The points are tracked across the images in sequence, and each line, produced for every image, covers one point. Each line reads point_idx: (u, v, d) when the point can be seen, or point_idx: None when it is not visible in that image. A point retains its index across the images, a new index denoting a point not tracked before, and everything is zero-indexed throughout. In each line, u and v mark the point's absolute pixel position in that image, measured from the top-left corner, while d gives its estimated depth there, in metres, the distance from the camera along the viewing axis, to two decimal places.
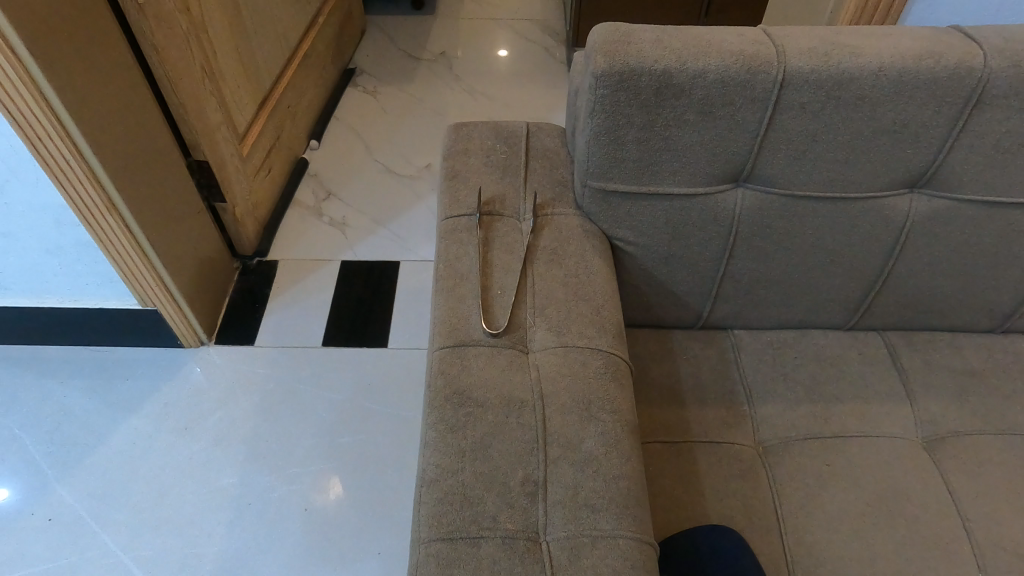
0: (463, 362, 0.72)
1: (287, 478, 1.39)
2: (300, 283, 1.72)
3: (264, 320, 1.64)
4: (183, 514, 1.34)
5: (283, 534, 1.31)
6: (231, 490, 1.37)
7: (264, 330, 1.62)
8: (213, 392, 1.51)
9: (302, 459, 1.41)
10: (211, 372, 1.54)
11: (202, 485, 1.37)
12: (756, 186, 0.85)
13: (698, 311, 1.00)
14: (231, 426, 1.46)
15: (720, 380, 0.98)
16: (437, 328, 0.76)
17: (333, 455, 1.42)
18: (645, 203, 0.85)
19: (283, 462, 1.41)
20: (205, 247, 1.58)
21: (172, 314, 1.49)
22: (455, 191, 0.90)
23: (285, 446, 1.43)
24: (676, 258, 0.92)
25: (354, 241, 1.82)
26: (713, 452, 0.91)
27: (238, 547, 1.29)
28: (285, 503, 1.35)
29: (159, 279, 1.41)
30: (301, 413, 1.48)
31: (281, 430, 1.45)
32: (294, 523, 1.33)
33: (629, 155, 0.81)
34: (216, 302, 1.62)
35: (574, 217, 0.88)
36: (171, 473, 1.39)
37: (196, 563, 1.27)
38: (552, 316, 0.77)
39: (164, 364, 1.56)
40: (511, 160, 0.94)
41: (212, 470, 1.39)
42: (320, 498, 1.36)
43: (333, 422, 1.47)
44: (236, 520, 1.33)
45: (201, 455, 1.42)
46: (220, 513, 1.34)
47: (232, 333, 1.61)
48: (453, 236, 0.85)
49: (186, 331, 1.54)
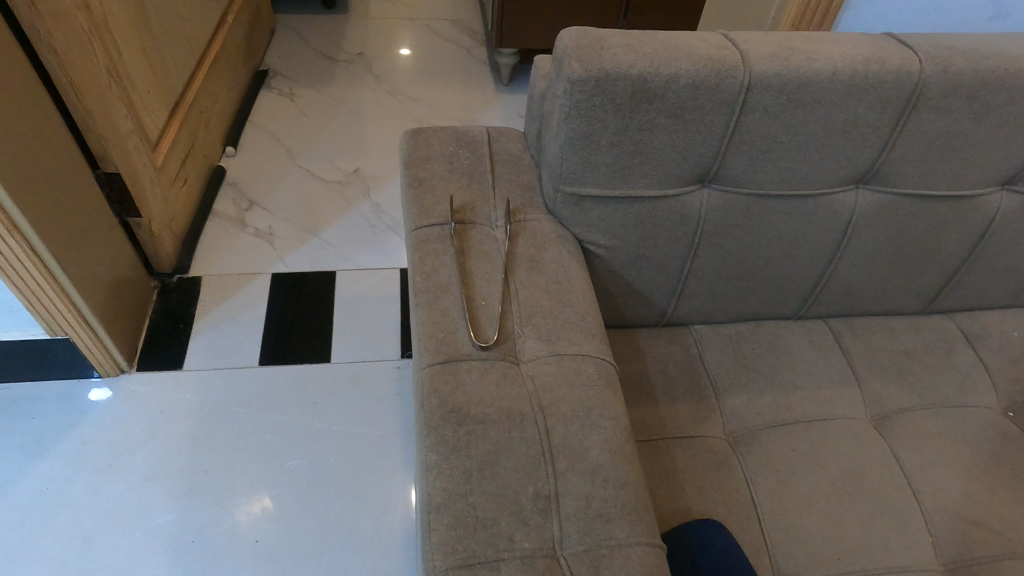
0: (457, 378, 0.70)
1: (233, 510, 1.30)
2: (228, 300, 1.61)
3: (192, 341, 1.52)
4: (117, 561, 1.22)
5: (232, 570, 1.23)
6: (169, 528, 1.26)
7: (192, 353, 1.50)
8: (139, 424, 1.38)
9: (247, 488, 1.33)
10: (135, 402, 1.41)
11: (136, 527, 1.26)
12: (719, 186, 0.88)
13: (663, 309, 1.02)
14: (162, 459, 1.34)
15: (687, 375, 1.00)
16: (424, 343, 0.73)
17: (281, 482, 1.34)
18: (617, 206, 0.86)
19: (226, 493, 1.32)
20: (121, 265, 1.45)
21: (88, 342, 1.35)
22: (423, 200, 0.87)
23: (226, 476, 1.34)
24: (645, 259, 0.93)
25: (284, 252, 1.72)
26: (689, 446, 0.93)
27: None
28: (231, 537, 1.26)
29: (71, 305, 1.28)
30: (242, 438, 1.39)
31: (220, 458, 1.36)
32: (243, 557, 1.24)
33: (603, 159, 0.81)
34: (135, 324, 1.49)
35: (547, 222, 0.87)
36: (98, 516, 1.26)
37: None
38: (539, 325, 0.76)
39: (79, 396, 1.42)
40: (476, 166, 0.92)
41: (145, 509, 1.28)
42: (270, 528, 1.28)
43: (278, 445, 1.39)
44: (179, 561, 1.23)
45: (131, 494, 1.30)
46: (159, 555, 1.23)
47: (156, 357, 1.48)
48: (428, 247, 0.82)
49: (103, 358, 1.40)
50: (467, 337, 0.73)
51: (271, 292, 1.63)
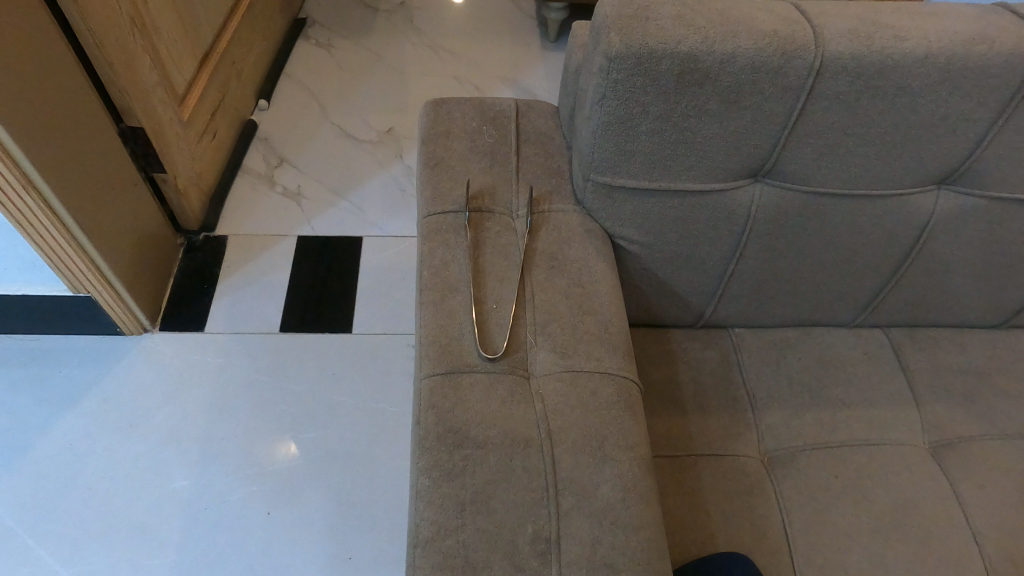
0: (459, 395, 0.63)
1: (247, 480, 1.28)
2: (253, 262, 1.57)
3: (215, 303, 1.50)
4: (132, 523, 1.22)
5: (244, 542, 1.22)
6: (184, 494, 1.26)
7: (215, 315, 1.48)
8: (160, 386, 1.37)
9: (263, 457, 1.31)
10: (157, 363, 1.40)
11: (153, 491, 1.25)
12: (775, 181, 0.76)
13: (700, 311, 0.92)
14: (181, 423, 1.33)
15: (722, 385, 0.91)
16: (425, 350, 0.66)
17: (296, 454, 1.32)
18: (654, 199, 0.76)
19: (241, 462, 1.30)
20: (145, 223, 1.41)
21: (110, 302, 1.34)
22: (438, 183, 0.79)
23: (242, 444, 1.32)
24: (683, 257, 0.83)
25: (311, 214, 1.67)
26: (719, 466, 0.84)
27: (196, 559, 1.19)
28: (244, 508, 1.25)
29: (88, 262, 1.25)
30: (259, 407, 1.37)
31: (237, 426, 1.34)
32: (255, 529, 1.23)
33: (641, 147, 0.71)
34: (159, 283, 1.47)
35: (573, 214, 0.78)
36: (115, 476, 1.26)
37: None
38: (555, 335, 0.68)
39: (100, 352, 1.40)
40: (499, 146, 0.83)
41: (162, 473, 1.27)
42: (283, 501, 1.26)
43: (295, 415, 1.36)
44: (192, 528, 1.22)
45: (149, 456, 1.29)
46: (173, 521, 1.23)
47: (178, 318, 1.46)
48: (439, 238, 0.74)
49: (125, 317, 1.38)
50: (474, 346, 0.66)
51: (296, 256, 1.59)
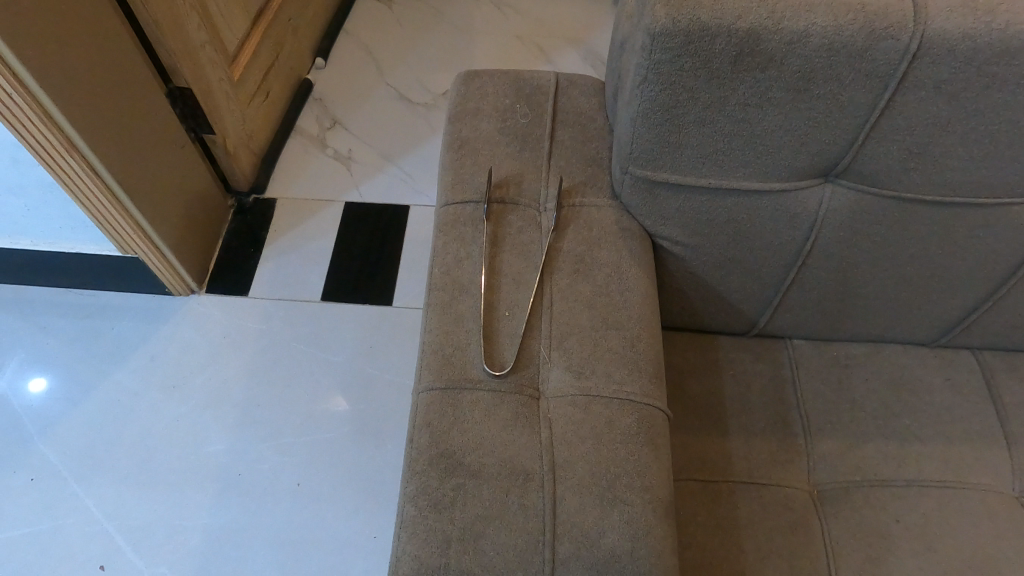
0: (457, 415, 0.57)
1: (280, 449, 1.28)
2: (300, 227, 1.55)
3: (260, 267, 1.49)
4: (170, 482, 1.24)
5: (273, 510, 1.22)
6: (220, 457, 1.27)
7: (259, 280, 1.47)
8: (203, 348, 1.38)
9: (297, 428, 1.30)
10: (202, 326, 1.41)
11: (191, 452, 1.27)
12: (851, 182, 0.64)
13: (754, 319, 0.82)
14: (221, 387, 1.34)
15: (771, 404, 0.81)
16: (427, 358, 0.60)
17: (329, 426, 1.31)
18: (702, 198, 0.66)
19: (276, 430, 1.30)
20: (194, 184, 1.40)
21: (156, 263, 1.34)
22: (460, 168, 0.71)
23: (278, 412, 1.32)
24: (734, 262, 0.73)
25: (360, 180, 1.63)
26: (759, 497, 0.75)
27: (227, 524, 1.21)
28: (276, 477, 1.25)
29: (132, 223, 1.24)
30: (296, 376, 1.36)
31: (274, 394, 1.34)
32: (284, 499, 1.23)
33: (688, 138, 0.61)
34: (207, 245, 1.47)
35: (607, 212, 0.69)
36: (157, 435, 1.28)
37: (182, 538, 1.19)
38: (572, 351, 0.61)
39: (149, 311, 1.42)
40: (532, 129, 0.74)
41: (200, 435, 1.29)
42: (314, 473, 1.26)
43: (330, 387, 1.35)
44: (225, 492, 1.23)
45: (189, 418, 1.31)
46: (208, 483, 1.24)
47: (224, 280, 1.47)
48: (454, 231, 0.67)
49: (172, 278, 1.39)
50: (479, 358, 0.60)
51: (342, 222, 1.56)
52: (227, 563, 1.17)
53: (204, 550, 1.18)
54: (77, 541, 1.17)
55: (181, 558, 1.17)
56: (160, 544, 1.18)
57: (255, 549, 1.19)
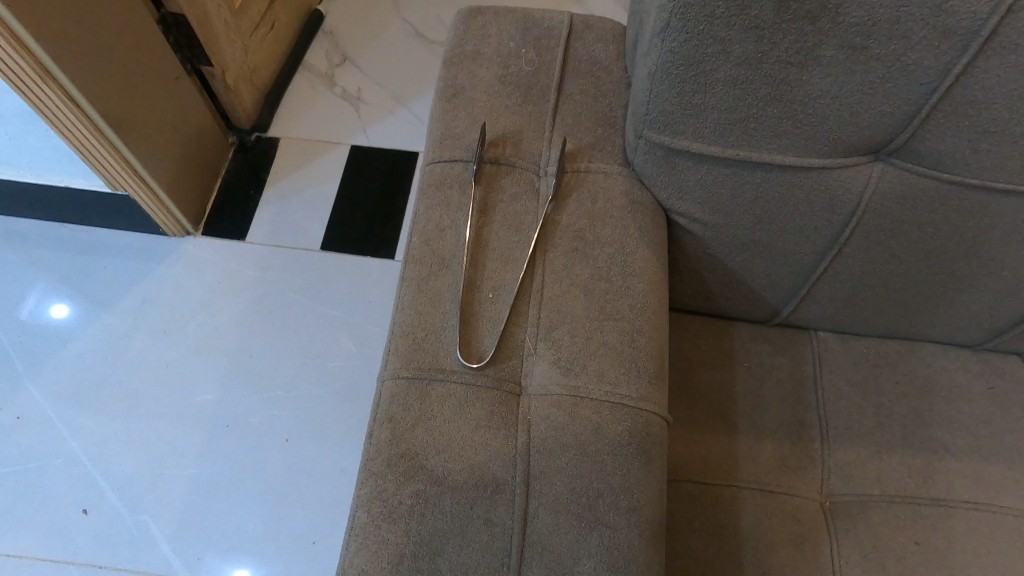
0: (423, 410, 0.50)
1: (270, 403, 1.24)
2: (303, 170, 1.47)
3: (259, 211, 1.42)
4: (157, 429, 1.20)
5: (259, 465, 1.18)
6: (208, 407, 1.23)
7: (258, 224, 1.40)
8: (197, 294, 1.33)
9: (288, 382, 1.26)
10: (196, 269, 1.35)
11: (179, 400, 1.23)
12: (905, 162, 0.54)
13: (776, 308, 0.73)
14: (213, 334, 1.29)
15: (787, 403, 0.73)
16: (395, 341, 0.53)
17: (320, 382, 1.26)
18: (726, 171, 0.57)
19: (267, 382, 1.25)
20: (189, 119, 1.31)
21: (148, 202, 1.27)
22: (451, 120, 0.62)
23: (270, 364, 1.27)
24: (759, 246, 0.64)
25: (368, 122, 1.54)
26: (764, 506, 0.68)
27: (213, 476, 1.17)
28: (264, 431, 1.21)
29: (118, 157, 1.16)
30: (290, 327, 1.30)
31: (267, 345, 1.29)
32: (271, 454, 1.19)
33: (714, 101, 0.51)
34: (205, 184, 1.40)
35: (616, 181, 0.60)
36: (146, 381, 1.24)
37: (166, 487, 1.16)
38: (562, 343, 0.53)
39: (142, 251, 1.36)
40: (538, 79, 0.65)
41: (189, 382, 1.25)
42: (303, 430, 1.22)
43: (325, 342, 1.29)
44: (213, 443, 1.20)
45: (179, 365, 1.26)
46: (195, 432, 1.21)
47: (221, 223, 1.40)
48: (439, 194, 0.59)
49: (166, 218, 1.33)
50: (454, 344, 0.52)
51: (346, 167, 1.47)
52: (211, 516, 1.14)
53: (188, 501, 1.15)
54: (62, 483, 1.15)
55: (165, 507, 1.14)
56: (145, 492, 1.15)
57: (239, 503, 1.15)
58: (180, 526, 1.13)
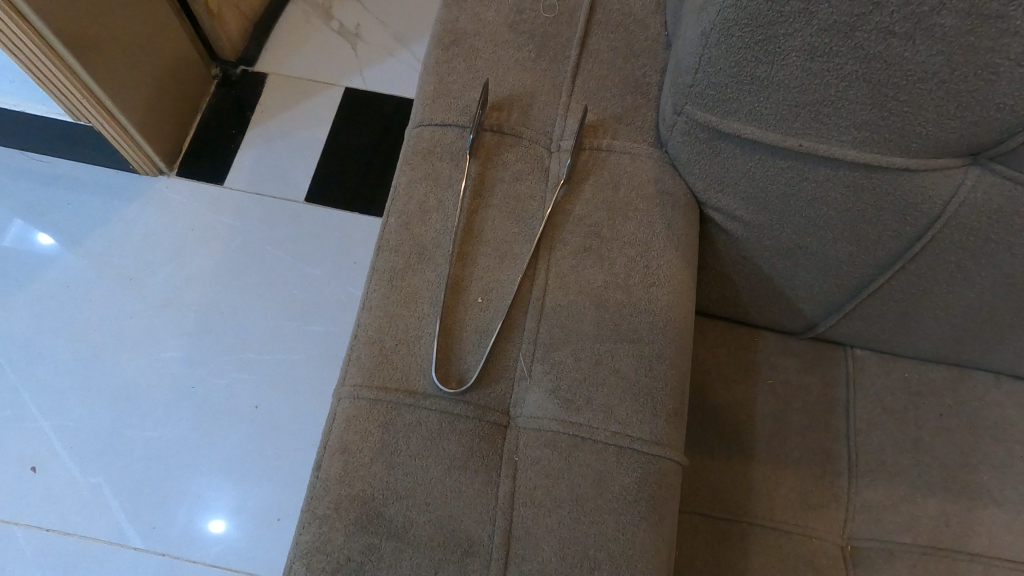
0: (384, 442, 0.40)
1: (241, 364, 1.04)
2: (294, 112, 1.23)
3: (240, 155, 1.18)
4: (114, 384, 1.01)
5: (228, 428, 0.99)
6: (172, 364, 1.03)
7: (239, 169, 1.17)
8: (166, 240, 1.11)
9: (262, 342, 1.05)
10: (165, 209, 1.13)
11: (139, 354, 1.03)
12: (1013, 170, 0.43)
13: (812, 322, 0.63)
14: (181, 284, 1.08)
15: (813, 429, 0.64)
16: (358, 348, 0.43)
17: (298, 347, 1.05)
18: (783, 163, 0.46)
19: (241, 342, 1.05)
20: (165, 41, 1.08)
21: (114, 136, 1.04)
22: (447, 75, 0.51)
23: (244, 322, 1.06)
24: (808, 253, 0.53)
25: (365, 62, 1.29)
26: (779, 548, 0.59)
27: (174, 439, 0.98)
28: (235, 391, 1.01)
29: (79, 86, 0.94)
30: (268, 284, 1.09)
31: (240, 299, 1.08)
32: (241, 421, 1.00)
33: (782, 75, 0.40)
34: (180, 117, 1.16)
35: (642, 165, 0.49)
36: (103, 329, 1.04)
37: (122, 449, 0.97)
38: (563, 367, 0.43)
39: (106, 187, 1.14)
40: (557, 29, 0.53)
41: (152, 335, 1.04)
42: (276, 393, 1.02)
43: (305, 304, 1.08)
44: (177, 403, 1.00)
45: (141, 316, 1.05)
46: (156, 391, 1.01)
47: (197, 164, 1.17)
48: (426, 166, 0.48)
49: (135, 154, 1.10)
50: (429, 359, 0.43)
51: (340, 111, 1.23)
52: (173, 482, 0.96)
53: (147, 466, 0.96)
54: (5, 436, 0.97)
55: (121, 469, 0.96)
56: (99, 451, 0.97)
57: (203, 474, 0.96)
58: (137, 491, 0.95)
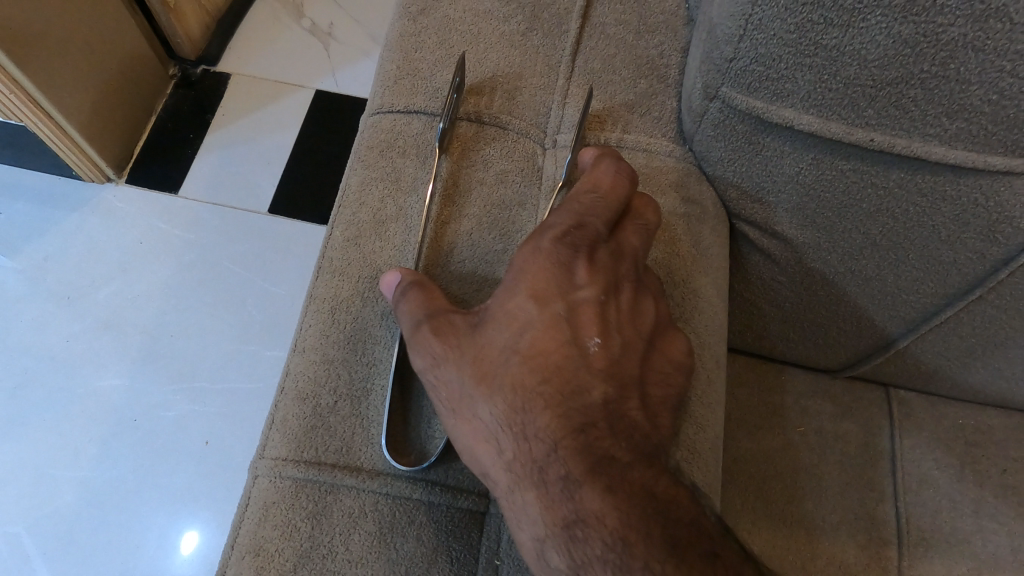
0: (315, 541, 0.31)
1: (191, 394, 0.79)
2: (261, 114, 0.97)
3: (196, 161, 0.92)
4: (42, 419, 0.77)
5: (172, 470, 0.76)
6: (111, 398, 0.78)
7: (194, 177, 0.91)
8: (107, 254, 0.86)
9: (214, 369, 0.81)
10: (103, 215, 0.88)
11: (68, 388, 0.78)
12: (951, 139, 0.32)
13: (852, 360, 0.52)
14: (122, 305, 0.83)
15: (854, 488, 0.53)
16: (285, 406, 0.34)
17: (256, 374, 0.82)
18: (841, 164, 0.36)
19: (194, 372, 0.81)
20: (115, 23, 0.83)
21: (41, 130, 0.78)
22: (415, 50, 0.44)
23: (198, 350, 0.82)
24: (861, 278, 0.43)
25: (337, 61, 1.03)
26: None
27: (112, 480, 0.75)
28: (188, 422, 0.78)
29: (0, 76, 0.70)
30: (217, 306, 0.84)
31: (191, 323, 0.83)
32: (191, 459, 0.76)
33: (858, 41, 0.31)
34: (131, 114, 0.90)
35: (661, 166, 0.42)
36: (28, 352, 0.80)
37: (46, 496, 0.73)
38: (549, 434, 0.31)
39: (36, 192, 0.88)
40: (548, 5, 0.46)
41: (89, 365, 0.80)
42: (232, 422, 0.79)
43: (261, 327, 0.84)
44: (115, 439, 0.76)
45: (74, 339, 0.81)
46: (90, 429, 0.77)
47: (147, 174, 0.91)
48: (386, 163, 0.40)
49: (71, 155, 0.84)
50: (394, 412, 0.34)
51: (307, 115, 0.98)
52: (105, 530, 0.73)
53: (75, 516, 0.73)
54: None
55: (44, 518, 0.73)
56: (19, 496, 0.73)
57: (145, 523, 0.74)
58: (64, 541, 0.72)
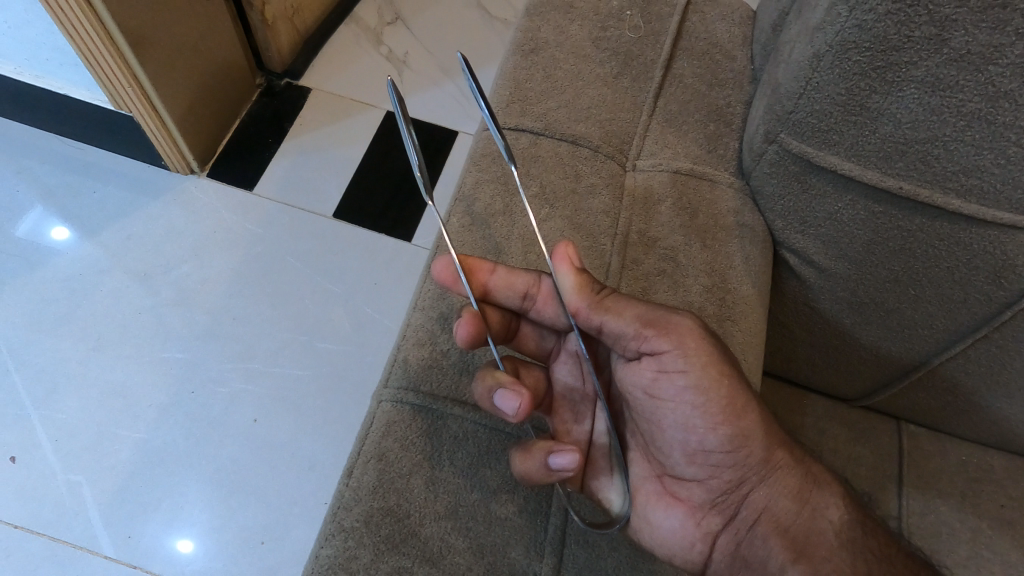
0: (426, 453, 0.39)
1: (248, 374, 0.86)
2: (341, 125, 1.07)
3: (278, 160, 1.02)
4: (114, 382, 0.84)
5: (224, 440, 0.82)
6: (178, 367, 0.86)
7: (275, 173, 1.01)
8: (193, 236, 0.95)
9: (276, 350, 0.88)
10: (195, 200, 0.97)
11: (141, 354, 0.86)
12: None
13: (867, 389, 0.59)
14: (200, 283, 0.91)
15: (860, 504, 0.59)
16: (406, 350, 0.42)
17: (313, 361, 0.89)
18: (876, 207, 0.43)
19: (257, 351, 0.88)
20: (224, 35, 0.93)
21: (148, 121, 0.88)
22: (525, 81, 0.53)
23: (263, 330, 0.90)
24: (884, 310, 0.50)
25: (413, 86, 1.13)
26: None
27: (171, 444, 0.81)
28: (246, 397, 0.85)
29: (124, 71, 0.80)
30: (286, 292, 0.92)
31: (261, 306, 0.91)
32: (244, 432, 0.83)
33: (894, 107, 0.39)
34: (224, 113, 1.00)
35: (722, 194, 0.50)
36: (109, 319, 0.88)
37: (110, 450, 0.80)
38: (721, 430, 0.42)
39: (134, 177, 0.97)
40: (639, 54, 0.55)
41: (162, 336, 0.87)
42: (288, 400, 0.85)
43: (322, 317, 0.92)
44: (174, 408, 0.83)
45: (152, 311, 0.89)
46: (158, 393, 0.84)
47: (237, 168, 1.00)
48: (497, 170, 0.50)
49: (167, 146, 0.93)
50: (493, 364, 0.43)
51: (384, 130, 1.07)
52: (157, 489, 0.79)
53: (133, 474, 0.79)
54: None
55: (105, 471, 0.79)
56: (84, 448, 0.80)
57: (194, 485, 0.80)
58: (118, 497, 0.78)
